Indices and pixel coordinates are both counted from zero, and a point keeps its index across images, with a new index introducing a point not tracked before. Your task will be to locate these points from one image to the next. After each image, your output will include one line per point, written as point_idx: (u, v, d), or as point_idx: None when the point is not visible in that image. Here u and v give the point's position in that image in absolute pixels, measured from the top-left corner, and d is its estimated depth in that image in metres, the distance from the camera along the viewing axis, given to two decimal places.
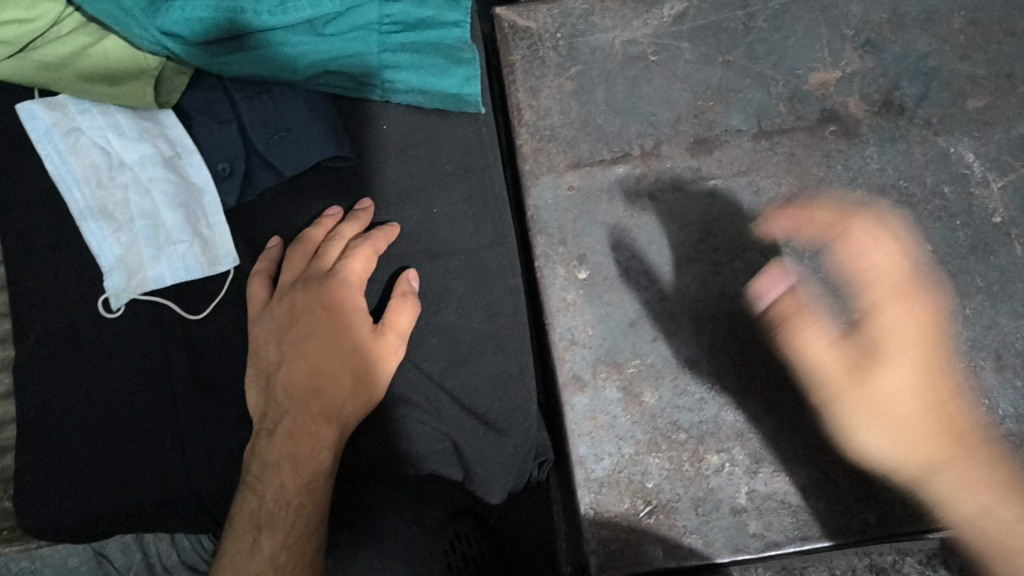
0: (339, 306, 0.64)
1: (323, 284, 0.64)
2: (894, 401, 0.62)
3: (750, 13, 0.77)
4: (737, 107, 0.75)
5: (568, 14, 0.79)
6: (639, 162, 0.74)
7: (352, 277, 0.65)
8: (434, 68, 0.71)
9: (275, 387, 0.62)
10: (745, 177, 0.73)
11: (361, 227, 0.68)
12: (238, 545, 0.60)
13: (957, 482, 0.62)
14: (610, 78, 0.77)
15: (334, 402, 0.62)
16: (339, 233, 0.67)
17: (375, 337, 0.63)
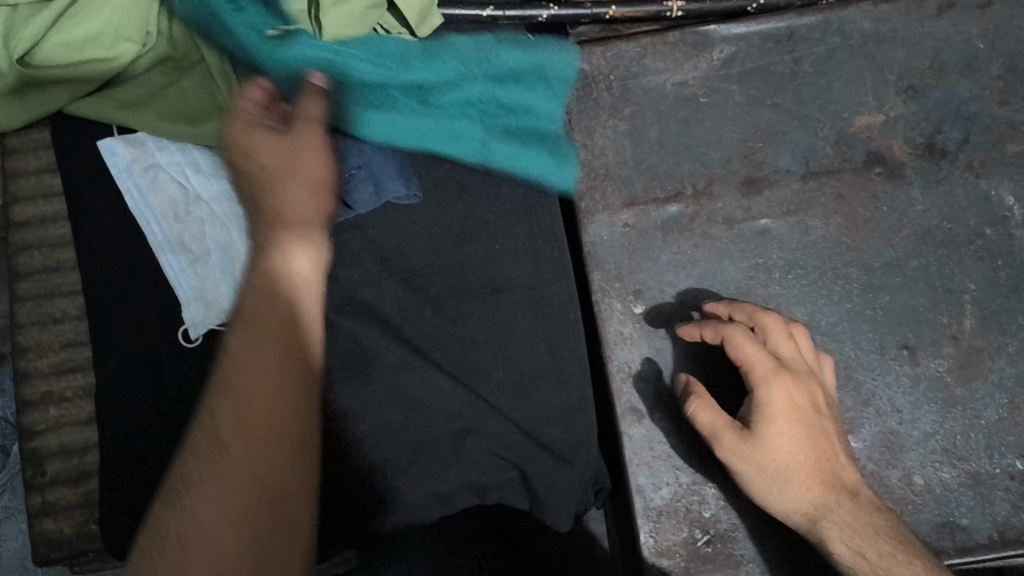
0: (274, 191, 0.53)
1: (279, 180, 0.53)
2: (795, 447, 0.66)
3: (797, 57, 0.79)
4: (786, 149, 0.77)
5: (621, 56, 0.80)
6: (691, 202, 0.77)
7: (302, 161, 0.53)
8: (490, 145, 0.72)
9: (239, 174, 0.55)
10: (795, 216, 0.76)
11: (290, 133, 0.54)
12: (194, 470, 0.48)
13: (840, 530, 0.64)
14: (663, 119, 0.79)
15: (280, 220, 0.52)
16: (297, 131, 0.54)
17: (310, 190, 0.54)
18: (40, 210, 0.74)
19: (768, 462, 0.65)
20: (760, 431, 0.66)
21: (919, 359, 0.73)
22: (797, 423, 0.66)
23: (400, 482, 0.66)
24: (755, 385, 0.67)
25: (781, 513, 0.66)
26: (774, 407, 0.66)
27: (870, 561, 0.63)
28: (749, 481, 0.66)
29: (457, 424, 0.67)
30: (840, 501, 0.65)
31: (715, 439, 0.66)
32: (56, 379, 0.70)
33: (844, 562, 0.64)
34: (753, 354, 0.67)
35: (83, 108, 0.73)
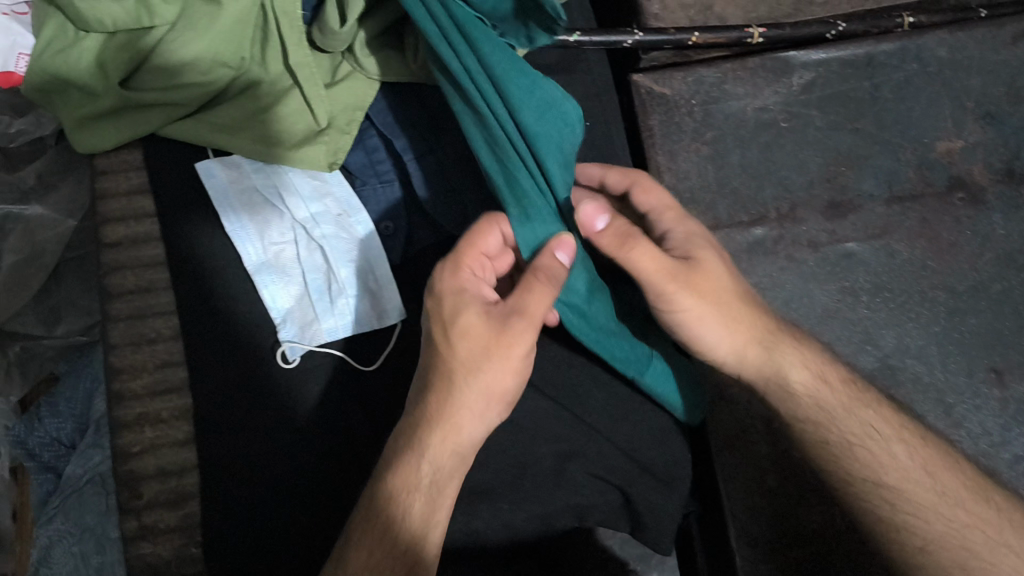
0: (462, 368, 0.58)
1: (465, 381, 0.57)
2: (730, 275, 0.66)
3: (876, 83, 0.81)
4: (869, 173, 0.78)
5: (702, 81, 0.81)
6: (776, 225, 0.77)
7: (490, 376, 0.57)
8: (589, 320, 0.64)
9: (431, 340, 0.59)
10: (878, 240, 0.77)
11: (501, 328, 0.57)
12: None
13: (795, 360, 0.67)
14: (745, 143, 0.80)
15: (451, 428, 0.58)
16: (509, 328, 0.57)
17: (494, 380, 0.58)
18: (134, 229, 0.74)
19: (718, 292, 0.65)
20: (702, 261, 0.65)
21: (1008, 383, 0.73)
22: (721, 254, 0.68)
23: (505, 505, 0.66)
24: (671, 228, 0.68)
25: (725, 348, 0.66)
26: (697, 235, 0.67)
27: (832, 389, 0.67)
28: (701, 316, 0.64)
29: (561, 447, 0.67)
30: (778, 330, 0.67)
31: (670, 278, 0.62)
32: (151, 401, 0.69)
33: (805, 391, 0.67)
34: (660, 197, 0.69)
35: (176, 132, 0.74)
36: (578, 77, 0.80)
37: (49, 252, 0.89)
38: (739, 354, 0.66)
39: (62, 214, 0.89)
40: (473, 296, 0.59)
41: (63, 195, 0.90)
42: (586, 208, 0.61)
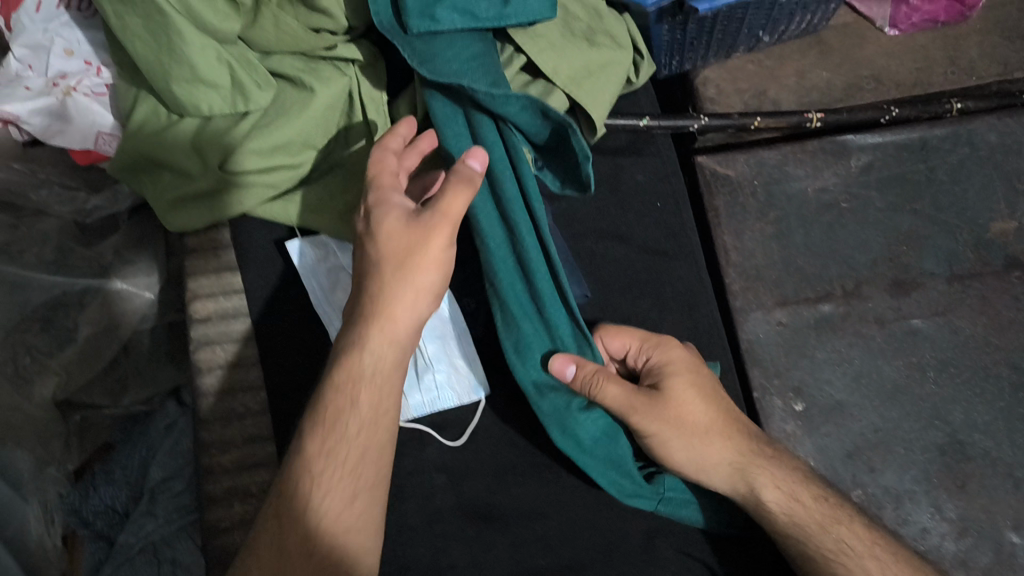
0: (385, 261, 0.60)
1: (392, 273, 0.60)
2: (706, 401, 0.66)
3: (931, 166, 0.85)
4: (929, 252, 0.82)
5: (763, 163, 0.85)
6: (842, 302, 0.80)
7: (419, 268, 0.60)
8: (580, 441, 0.68)
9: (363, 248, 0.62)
10: (942, 316, 0.79)
11: (416, 223, 0.60)
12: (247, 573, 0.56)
13: (772, 480, 0.66)
14: (808, 222, 0.83)
15: (388, 320, 0.60)
16: (423, 221, 0.60)
17: (416, 265, 0.60)
18: (221, 304, 0.78)
19: (684, 418, 0.65)
20: (671, 389, 0.66)
21: None
22: (701, 378, 0.67)
23: None
24: (650, 354, 0.68)
25: (699, 471, 0.67)
26: (676, 366, 0.67)
27: (805, 505, 0.66)
28: (665, 443, 0.65)
29: (647, 522, 0.69)
30: (761, 454, 0.67)
31: (630, 409, 0.65)
32: (240, 475, 0.71)
33: (779, 511, 0.65)
34: (632, 336, 0.69)
35: (267, 212, 0.77)
36: (649, 158, 0.83)
37: (124, 324, 0.93)
38: (712, 475, 0.67)
39: (138, 288, 0.94)
40: (384, 203, 0.62)
41: (139, 269, 0.94)
42: (556, 360, 0.66)
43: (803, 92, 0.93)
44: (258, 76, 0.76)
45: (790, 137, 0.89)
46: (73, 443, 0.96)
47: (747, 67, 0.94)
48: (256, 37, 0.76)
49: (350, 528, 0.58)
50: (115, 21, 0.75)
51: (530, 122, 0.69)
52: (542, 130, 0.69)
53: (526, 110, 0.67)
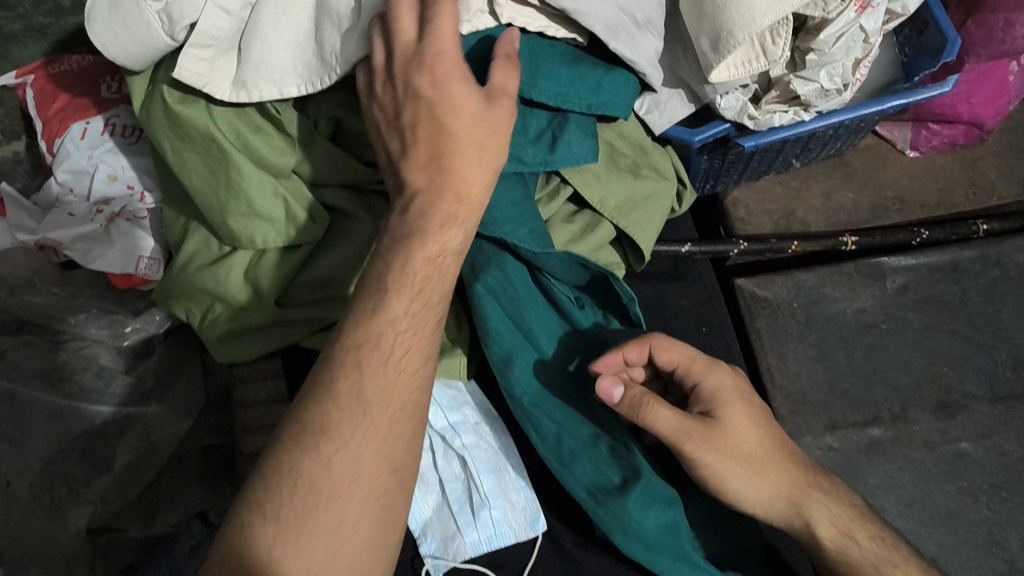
0: (459, 135, 0.60)
1: (466, 152, 0.61)
2: (755, 429, 0.67)
3: (963, 287, 0.87)
4: (971, 374, 0.83)
5: (801, 285, 0.87)
6: (890, 425, 0.80)
7: (491, 147, 0.61)
8: (646, 540, 0.66)
9: (424, 116, 0.61)
10: (989, 439, 0.80)
11: (485, 103, 0.61)
12: (338, 427, 0.57)
13: (827, 515, 0.67)
14: (849, 343, 0.84)
15: (473, 199, 0.62)
16: (494, 105, 0.61)
17: (483, 146, 0.61)
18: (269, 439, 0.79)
19: (740, 446, 0.65)
20: (724, 417, 0.66)
21: None
22: (750, 404, 0.67)
23: None
24: (701, 377, 0.68)
25: (757, 503, 0.67)
26: (726, 394, 0.67)
27: (858, 544, 0.66)
28: (724, 472, 0.65)
29: None
30: (814, 484, 0.68)
31: (686, 435, 0.64)
32: None
33: (833, 547, 0.66)
34: (682, 355, 0.68)
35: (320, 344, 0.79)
36: (691, 281, 0.84)
37: (162, 449, 0.91)
38: (766, 507, 0.67)
39: (176, 412, 0.92)
40: (464, 74, 0.61)
41: (177, 394, 0.93)
42: (603, 380, 0.64)
43: (831, 212, 0.95)
44: (310, 209, 0.75)
45: (824, 258, 0.91)
46: (97, 570, 0.89)
47: (775, 188, 0.96)
48: (311, 170, 0.75)
49: (421, 390, 0.60)
50: (173, 157, 0.76)
51: (565, 271, 0.70)
52: (580, 276, 0.71)
53: (566, 263, 0.69)
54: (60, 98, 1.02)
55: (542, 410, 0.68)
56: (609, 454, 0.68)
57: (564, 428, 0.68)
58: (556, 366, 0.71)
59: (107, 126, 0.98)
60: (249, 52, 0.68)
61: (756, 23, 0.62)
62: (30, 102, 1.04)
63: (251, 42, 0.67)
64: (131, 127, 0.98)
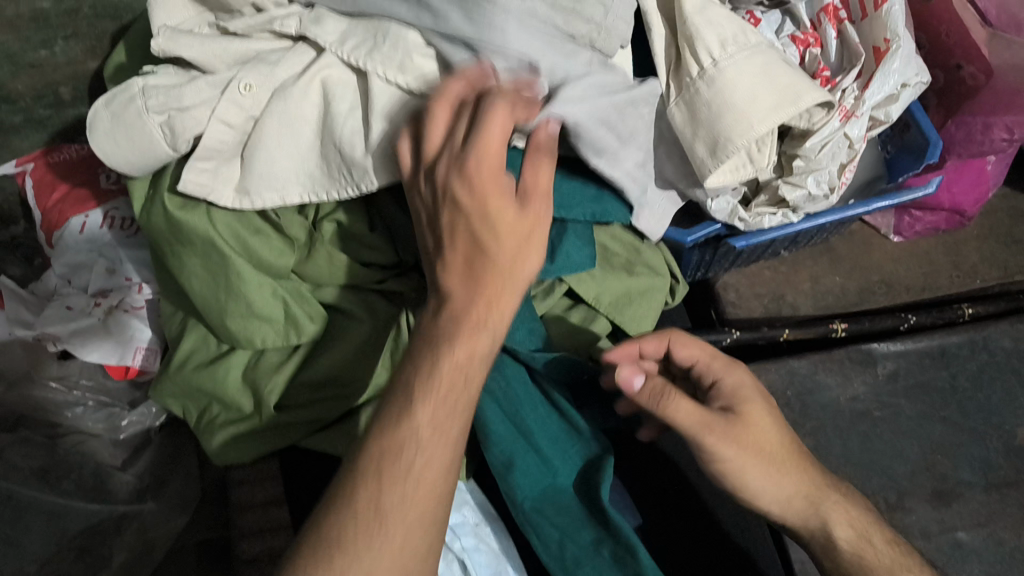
0: (496, 233, 0.55)
1: (504, 256, 0.55)
2: (773, 425, 0.68)
3: (953, 372, 0.88)
4: (964, 462, 0.84)
5: (795, 372, 0.87)
6: (887, 515, 0.81)
7: (528, 250, 0.56)
8: None
9: (460, 214, 0.56)
10: (985, 528, 0.81)
11: (520, 205, 0.57)
12: (349, 543, 0.50)
13: (843, 517, 0.68)
14: (844, 431, 0.85)
15: (506, 303, 0.55)
16: (531, 204, 0.57)
17: (521, 247, 0.56)
18: (267, 544, 0.78)
19: (760, 442, 0.67)
20: (746, 412, 0.67)
21: None
22: (769, 403, 0.69)
23: None
24: (720, 374, 0.70)
25: (773, 502, 0.68)
26: (746, 390, 0.69)
27: (876, 549, 0.68)
28: (742, 468, 0.67)
29: None
30: (830, 486, 0.70)
31: (707, 429, 0.65)
32: None
33: (847, 548, 0.68)
34: (700, 354, 0.70)
35: (315, 446, 0.77)
36: None
37: (159, 546, 0.92)
38: (783, 506, 0.69)
39: (172, 511, 0.93)
40: (502, 171, 0.57)
41: (173, 491, 0.94)
42: (622, 371, 0.64)
43: (819, 296, 0.96)
44: (309, 308, 0.76)
45: (816, 346, 0.92)
46: None
47: (764, 273, 0.97)
48: (310, 271, 0.77)
49: (443, 501, 0.53)
50: (173, 260, 0.76)
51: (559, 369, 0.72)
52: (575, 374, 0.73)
53: (564, 366, 0.72)
54: (59, 188, 1.01)
55: (545, 515, 0.69)
56: (613, 560, 0.68)
57: (568, 533, 0.69)
58: (554, 469, 0.70)
59: (107, 219, 0.98)
60: (251, 163, 0.69)
61: (751, 128, 0.64)
62: (29, 190, 1.03)
63: (251, 155, 0.68)
64: (130, 220, 0.98)
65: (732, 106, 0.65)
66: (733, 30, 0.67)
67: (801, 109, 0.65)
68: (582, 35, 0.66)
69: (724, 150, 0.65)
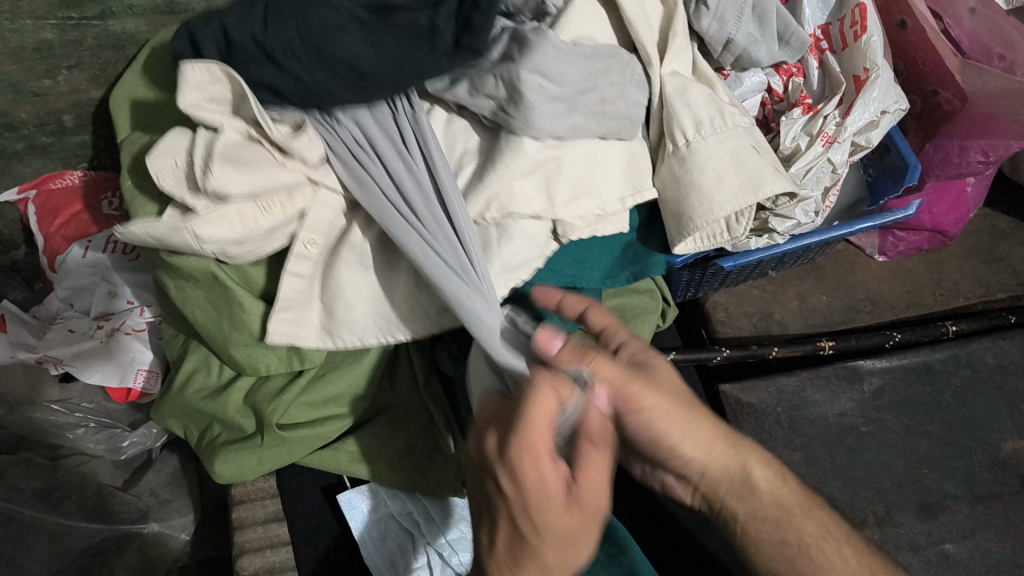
0: (539, 533, 0.49)
1: (545, 552, 0.50)
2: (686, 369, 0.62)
3: (937, 388, 0.91)
4: (949, 475, 0.86)
5: (783, 389, 0.89)
6: (876, 528, 0.83)
7: (575, 540, 0.51)
8: None
9: (506, 501, 0.49)
10: (970, 540, 0.83)
11: (568, 507, 0.49)
12: None
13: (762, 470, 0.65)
14: (832, 446, 0.87)
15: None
16: (582, 505, 0.50)
17: (567, 542, 0.50)
18: (269, 560, 0.79)
19: (677, 389, 0.59)
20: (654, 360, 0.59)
21: None
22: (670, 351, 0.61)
23: None
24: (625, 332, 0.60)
25: (699, 458, 0.63)
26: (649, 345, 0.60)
27: (792, 494, 0.66)
28: (663, 421, 0.58)
29: None
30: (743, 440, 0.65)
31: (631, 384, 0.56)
32: None
33: (771, 490, 0.65)
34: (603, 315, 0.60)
35: (318, 462, 0.77)
36: None
37: (158, 566, 0.93)
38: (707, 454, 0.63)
39: (173, 530, 0.94)
40: (551, 462, 0.49)
41: (177, 508, 0.96)
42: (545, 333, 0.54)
43: (807, 314, 0.99)
44: None
45: (803, 364, 0.95)
46: None
47: (752, 292, 1.00)
48: None
49: None
50: (174, 293, 0.74)
51: None
52: None
53: None
54: (64, 213, 1.03)
55: None
56: (608, 562, 0.69)
57: None
58: None
59: (108, 244, 0.99)
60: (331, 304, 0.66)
61: (712, 211, 0.67)
62: (31, 217, 1.04)
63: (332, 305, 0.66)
64: (131, 244, 1.00)
65: (698, 187, 0.67)
66: (709, 111, 0.68)
67: (761, 199, 0.67)
68: (611, 130, 0.65)
69: (690, 230, 0.68)
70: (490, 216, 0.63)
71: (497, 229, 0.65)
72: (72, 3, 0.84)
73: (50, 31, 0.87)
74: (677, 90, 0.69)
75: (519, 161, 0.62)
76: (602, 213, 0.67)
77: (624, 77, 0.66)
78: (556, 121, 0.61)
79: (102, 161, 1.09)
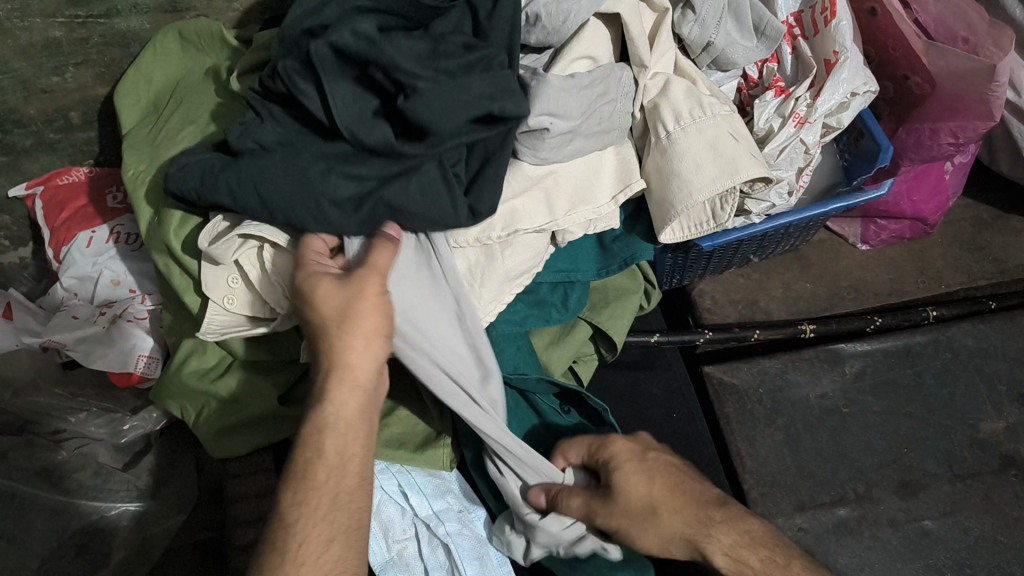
0: (327, 314, 0.57)
1: (339, 334, 0.57)
2: (654, 484, 0.64)
3: (918, 370, 0.93)
4: (930, 454, 0.88)
5: (766, 371, 0.91)
6: (856, 505, 0.84)
7: (361, 319, 0.57)
8: None
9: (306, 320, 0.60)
10: (950, 516, 0.84)
11: (346, 282, 0.58)
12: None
13: (721, 545, 0.62)
14: (813, 426, 0.89)
15: (353, 375, 0.58)
16: (357, 281, 0.58)
17: (344, 324, 0.57)
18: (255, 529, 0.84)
19: (634, 499, 0.63)
20: (615, 478, 0.64)
21: None
22: (644, 459, 0.66)
23: None
24: (598, 452, 0.67)
25: (651, 544, 0.64)
26: (618, 457, 0.66)
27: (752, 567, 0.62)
28: (626, 530, 0.63)
29: None
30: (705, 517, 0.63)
31: (592, 513, 0.65)
32: None
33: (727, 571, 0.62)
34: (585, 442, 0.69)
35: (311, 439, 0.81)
36: (661, 370, 0.89)
37: (156, 546, 0.93)
38: (664, 545, 0.63)
39: (171, 508, 0.95)
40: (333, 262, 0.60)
41: (171, 490, 0.96)
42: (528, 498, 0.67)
43: (791, 302, 1.01)
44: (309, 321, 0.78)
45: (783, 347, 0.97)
46: None
47: (738, 281, 1.02)
48: None
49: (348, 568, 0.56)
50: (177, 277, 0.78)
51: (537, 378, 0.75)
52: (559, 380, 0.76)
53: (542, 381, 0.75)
54: (70, 207, 1.05)
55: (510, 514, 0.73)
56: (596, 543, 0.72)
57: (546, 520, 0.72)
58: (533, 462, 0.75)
59: (113, 234, 1.02)
60: None
61: (691, 197, 0.69)
62: (39, 211, 1.06)
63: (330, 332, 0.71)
64: (135, 235, 1.03)
65: (678, 174, 0.70)
66: (689, 104, 0.71)
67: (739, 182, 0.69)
68: (610, 141, 0.69)
69: (670, 217, 0.70)
70: (494, 235, 0.66)
71: (502, 243, 0.67)
72: (79, 2, 0.88)
73: (59, 29, 0.91)
74: (658, 92, 0.72)
75: (519, 179, 0.67)
76: (596, 217, 0.70)
77: (617, 90, 0.68)
78: (560, 150, 0.66)
79: (107, 159, 1.12)
